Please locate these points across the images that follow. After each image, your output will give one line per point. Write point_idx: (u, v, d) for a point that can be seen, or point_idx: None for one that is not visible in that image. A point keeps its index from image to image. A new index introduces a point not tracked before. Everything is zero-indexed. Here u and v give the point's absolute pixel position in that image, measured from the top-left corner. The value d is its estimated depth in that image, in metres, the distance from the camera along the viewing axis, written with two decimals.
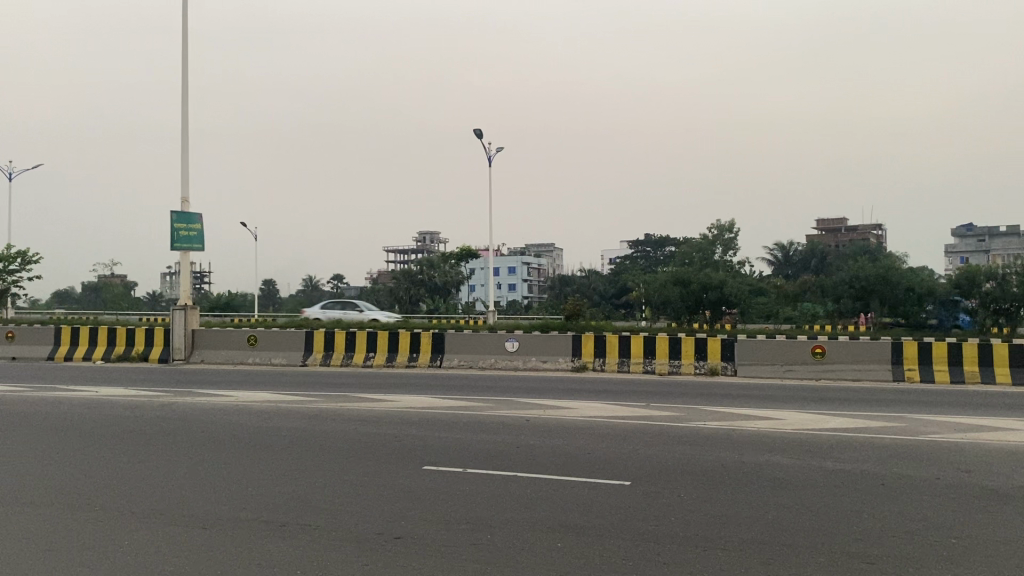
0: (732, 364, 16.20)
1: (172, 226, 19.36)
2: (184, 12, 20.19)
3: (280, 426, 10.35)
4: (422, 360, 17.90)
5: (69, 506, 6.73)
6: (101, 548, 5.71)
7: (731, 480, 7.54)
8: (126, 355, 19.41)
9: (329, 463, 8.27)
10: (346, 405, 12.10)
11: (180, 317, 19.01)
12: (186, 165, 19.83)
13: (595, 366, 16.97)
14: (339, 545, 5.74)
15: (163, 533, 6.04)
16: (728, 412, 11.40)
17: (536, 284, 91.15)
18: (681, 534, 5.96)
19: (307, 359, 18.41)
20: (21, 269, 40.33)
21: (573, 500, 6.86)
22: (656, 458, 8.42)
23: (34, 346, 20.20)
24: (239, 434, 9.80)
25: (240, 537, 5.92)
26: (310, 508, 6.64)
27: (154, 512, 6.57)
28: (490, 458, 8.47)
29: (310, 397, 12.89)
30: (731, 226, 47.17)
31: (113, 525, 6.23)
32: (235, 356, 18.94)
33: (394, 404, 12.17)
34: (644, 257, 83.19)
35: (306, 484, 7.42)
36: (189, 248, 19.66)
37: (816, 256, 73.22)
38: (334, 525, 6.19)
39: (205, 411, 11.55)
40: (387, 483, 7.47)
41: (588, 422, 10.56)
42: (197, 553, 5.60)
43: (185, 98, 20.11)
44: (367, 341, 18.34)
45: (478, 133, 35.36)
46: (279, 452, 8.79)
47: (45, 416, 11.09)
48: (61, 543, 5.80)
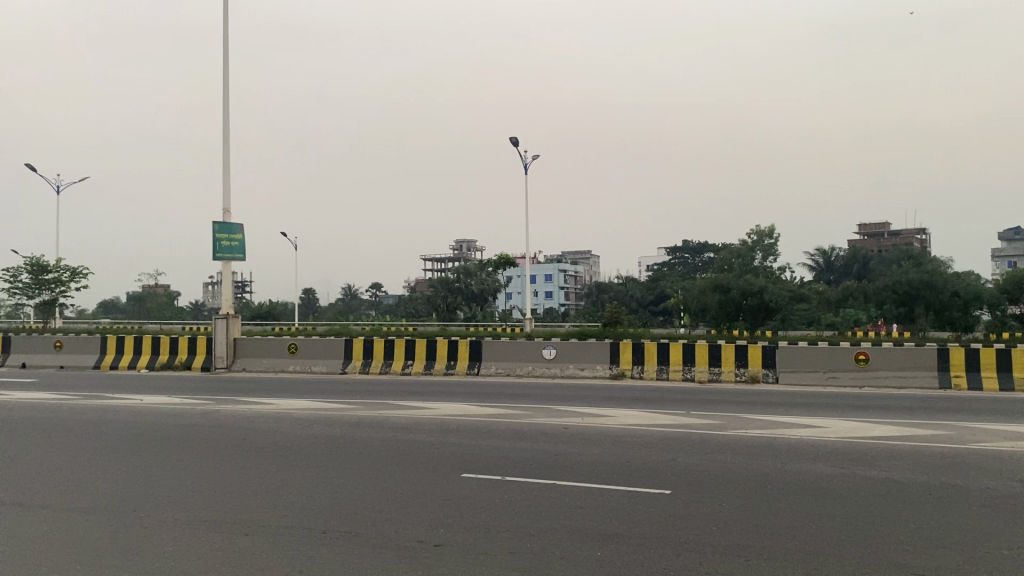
0: (774, 371, 15.98)
1: (215, 236, 19.66)
2: (227, 29, 20.57)
3: (321, 433, 10.42)
4: (459, 367, 18.00)
5: (115, 513, 6.84)
6: (145, 555, 5.77)
7: (772, 489, 7.42)
8: (170, 364, 19.73)
9: (369, 470, 8.33)
10: (386, 412, 12.18)
11: (222, 325, 19.30)
12: (227, 175, 20.14)
13: (634, 374, 16.84)
14: (378, 552, 5.77)
15: (207, 539, 6.12)
16: (770, 421, 11.24)
17: (573, 291, 90.87)
18: (723, 544, 5.88)
19: (346, 367, 18.58)
20: (69, 282, 41.22)
21: (612, 509, 6.81)
22: (697, 467, 8.34)
23: (80, 355, 20.62)
24: (280, 441, 9.93)
25: (282, 545, 5.95)
26: (351, 516, 6.67)
27: (197, 518, 6.65)
28: (529, 465, 8.47)
29: (350, 405, 12.98)
30: (771, 231, 46.40)
31: (156, 532, 6.30)
32: (275, 364, 19.17)
33: (433, 411, 12.22)
34: (681, 263, 82.49)
35: (348, 492, 7.46)
36: (231, 258, 19.95)
37: (858, 261, 71.96)
38: (374, 532, 6.22)
39: (247, 418, 11.68)
40: (426, 490, 7.51)
41: (629, 431, 10.45)
42: (238, 559, 5.65)
43: (228, 112, 20.47)
44: (405, 348, 18.45)
45: (514, 139, 35.26)
46: (318, 459, 8.84)
47: (91, 424, 11.29)
48: (108, 548, 5.91)
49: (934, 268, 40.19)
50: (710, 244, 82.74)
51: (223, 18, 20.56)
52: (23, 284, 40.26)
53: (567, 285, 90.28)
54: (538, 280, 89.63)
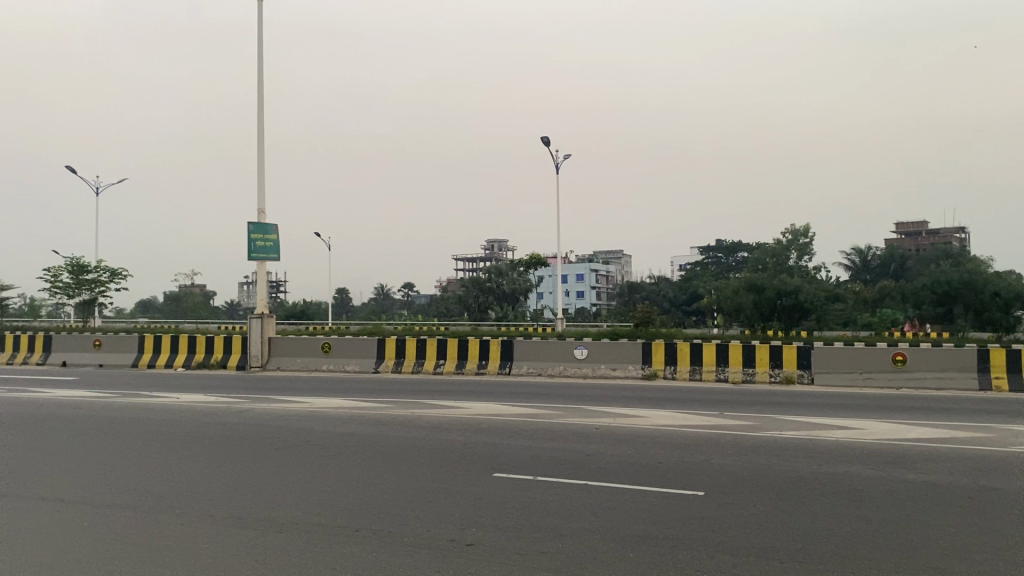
0: (809, 372, 15.80)
1: (250, 236, 19.90)
2: (261, 31, 20.79)
3: (353, 432, 10.50)
4: (491, 367, 18.03)
5: (153, 509, 6.95)
6: (182, 551, 5.84)
7: (806, 491, 7.33)
8: (206, 362, 20.01)
9: (401, 469, 8.37)
10: (418, 412, 12.23)
11: (257, 325, 19.53)
12: (262, 176, 20.36)
13: (666, 374, 16.73)
14: (412, 551, 5.80)
15: (242, 536, 6.18)
16: (805, 422, 11.11)
17: (604, 291, 90.51)
18: (757, 547, 5.82)
19: (378, 366, 18.69)
20: (108, 282, 41.96)
21: (644, 510, 6.78)
22: (729, 468, 8.27)
23: (119, 353, 20.96)
24: (313, 439, 10.01)
25: (316, 543, 6.00)
26: (384, 514, 6.70)
27: (232, 515, 6.73)
28: (561, 465, 8.46)
29: (382, 404, 13.07)
30: (806, 230, 45.80)
31: (194, 528, 6.39)
32: (309, 364, 19.34)
33: (465, 411, 12.25)
34: (714, 263, 81.82)
35: (381, 490, 7.51)
36: (266, 258, 20.17)
37: (896, 260, 70.87)
38: (407, 531, 6.25)
39: (281, 417, 11.81)
40: (457, 489, 7.53)
41: (662, 432, 10.39)
42: (274, 556, 5.71)
43: (262, 113, 20.69)
44: (437, 348, 18.52)
45: (545, 138, 35.31)
46: (352, 458, 8.91)
47: (130, 422, 11.48)
48: (146, 545, 5.99)
49: (974, 267, 39.50)
50: (744, 244, 81.98)
51: (258, 21, 20.79)
52: (64, 284, 41.07)
53: (599, 285, 89.95)
54: (570, 280, 89.43)
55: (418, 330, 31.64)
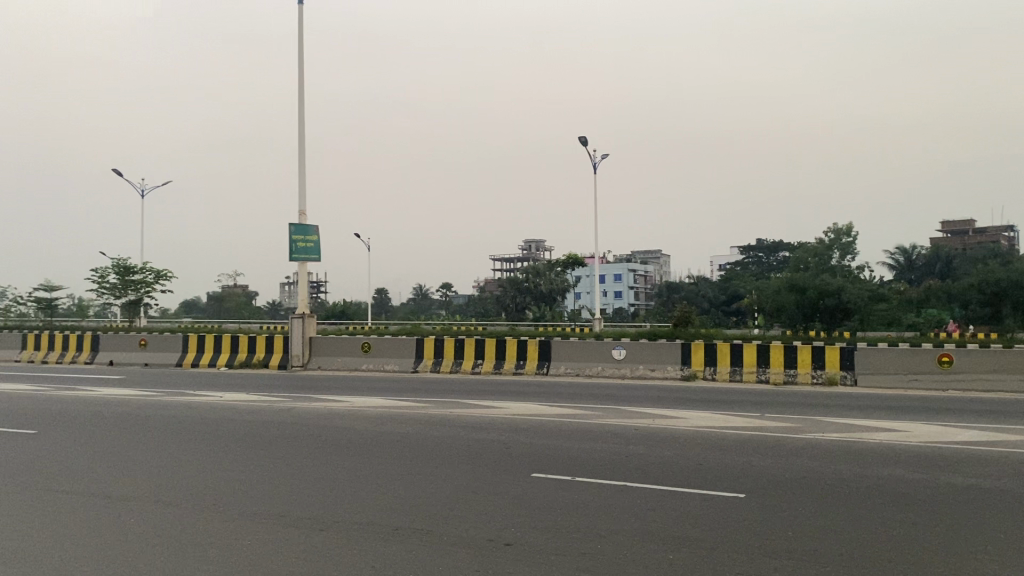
0: (852, 373, 15.57)
1: (291, 238, 20.14)
2: (302, 35, 21.05)
3: (393, 431, 10.59)
4: (529, 367, 18.04)
5: (197, 506, 7.07)
6: (226, 548, 5.94)
7: (849, 495, 7.22)
8: (248, 362, 20.31)
9: (440, 468, 8.41)
10: (457, 411, 12.29)
11: (298, 325, 19.77)
12: (302, 178, 20.61)
13: (706, 375, 16.59)
14: (451, 550, 5.83)
15: (284, 533, 6.27)
16: (848, 424, 10.95)
17: (643, 291, 89.99)
18: (799, 550, 5.76)
19: (417, 366, 18.81)
20: (153, 283, 42.77)
21: (684, 512, 6.74)
22: (771, 470, 8.18)
23: (164, 352, 21.35)
24: (354, 438, 10.11)
25: (356, 541, 6.06)
26: (423, 513, 6.74)
27: (274, 513, 6.82)
28: (600, 466, 8.45)
29: (421, 404, 13.15)
30: (848, 229, 45.08)
31: (237, 525, 6.49)
32: (348, 363, 19.53)
33: (503, 411, 12.28)
34: (755, 262, 80.94)
35: (420, 489, 7.56)
36: (307, 259, 20.41)
37: (942, 259, 69.51)
38: (446, 530, 6.28)
39: (322, 416, 11.94)
40: (496, 489, 7.55)
41: (701, 433, 10.31)
42: (316, 554, 5.77)
43: (302, 116, 20.94)
44: (475, 348, 18.58)
45: (583, 139, 35.26)
46: (391, 457, 8.98)
47: (175, 420, 11.70)
48: (191, 541, 6.09)
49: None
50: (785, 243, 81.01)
51: (297, 27, 21.03)
52: (111, 285, 41.96)
53: (638, 285, 89.50)
54: (608, 280, 89.12)
55: (455, 330, 31.75)
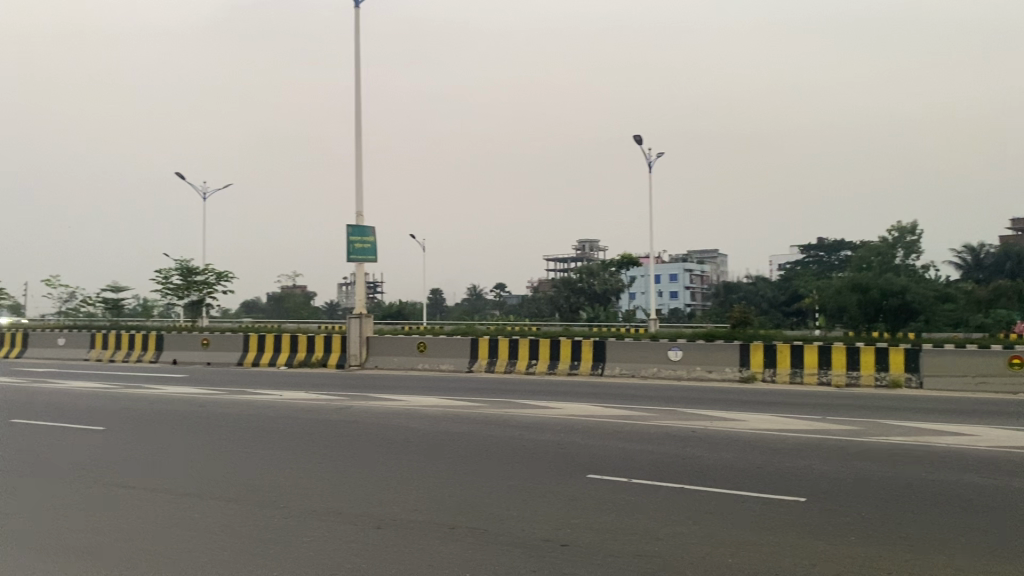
0: (917, 376, 15.16)
1: (348, 239, 20.41)
2: (358, 39, 21.35)
3: (448, 431, 10.64)
4: (584, 367, 17.97)
5: (258, 502, 7.20)
6: (286, 544, 6.02)
7: (915, 500, 7.02)
8: (307, 361, 20.64)
9: (496, 468, 8.42)
10: (512, 411, 12.30)
11: (355, 324, 20.02)
12: (359, 180, 20.87)
13: (765, 377, 16.32)
14: (507, 550, 5.82)
15: (342, 530, 6.33)
16: (913, 427, 10.66)
17: (700, 291, 88.76)
18: (862, 556, 5.61)
19: (472, 366, 18.88)
20: (215, 283, 43.74)
21: (743, 515, 6.63)
22: (832, 474, 8.00)
23: (225, 351, 21.81)
24: (409, 437, 10.19)
25: (413, 539, 6.09)
26: (479, 513, 6.75)
27: (332, 510, 6.90)
28: (657, 467, 8.36)
29: (476, 403, 13.20)
30: (913, 228, 43.88)
31: (296, 521, 6.58)
32: (404, 363, 19.71)
33: (558, 411, 12.25)
34: (815, 262, 79.37)
35: (475, 489, 7.57)
36: (363, 260, 20.64)
37: (1012, 258, 67.20)
38: (502, 530, 6.28)
39: (379, 415, 12.06)
40: (552, 489, 7.52)
41: (760, 435, 10.14)
42: (373, 551, 5.82)
43: (359, 118, 21.22)
44: (530, 348, 18.57)
45: (638, 137, 34.96)
46: (446, 456, 9.02)
47: (237, 417, 11.95)
48: (251, 537, 6.20)
49: None
50: (846, 242, 79.33)
51: (354, 31, 21.32)
52: (175, 286, 43.04)
53: (694, 285, 88.50)
54: (663, 280, 88.34)
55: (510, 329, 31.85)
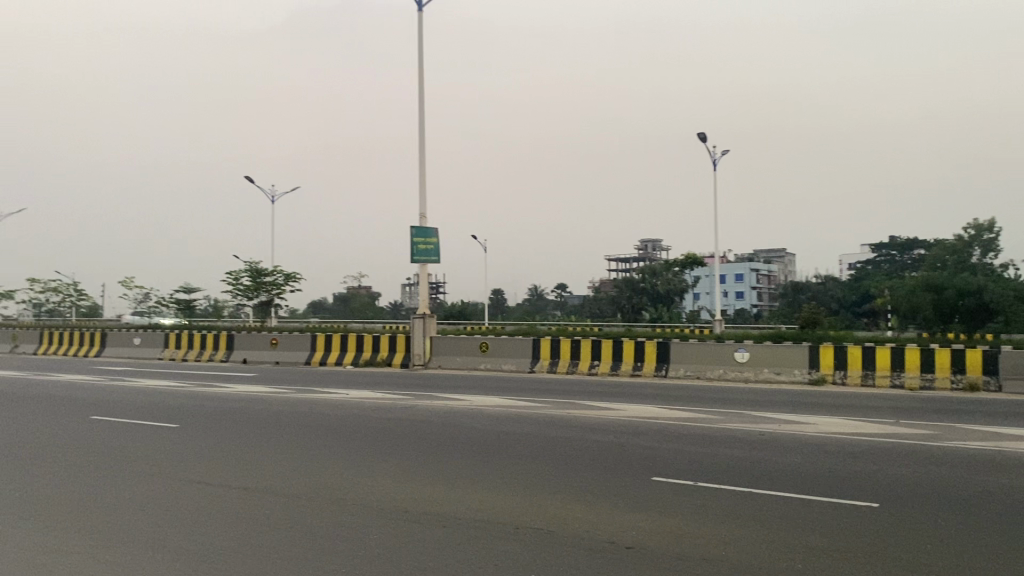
0: (996, 379, 14.62)
1: (412, 240, 20.66)
2: (421, 44, 21.59)
3: (511, 431, 10.68)
4: (647, 369, 17.82)
5: (326, 499, 7.34)
6: (353, 541, 6.12)
7: (993, 507, 6.77)
8: (372, 360, 20.94)
9: (560, 468, 8.42)
10: (576, 412, 12.27)
11: (419, 325, 20.24)
12: (422, 182, 21.09)
13: (835, 379, 15.94)
14: (572, 551, 5.81)
15: (410, 528, 6.43)
16: (991, 432, 10.28)
17: (767, 292, 86.34)
18: (938, 564, 5.44)
19: (534, 366, 18.91)
20: (283, 284, 44.69)
21: (811, 520, 6.49)
22: (905, 479, 7.78)
23: (293, 351, 22.28)
24: (473, 437, 10.26)
25: (478, 538, 6.14)
26: (543, 514, 6.76)
27: (399, 509, 6.99)
28: (722, 471, 8.24)
29: (539, 404, 13.20)
30: (991, 225, 42.29)
31: (369, 519, 6.68)
32: (467, 363, 19.84)
33: (622, 412, 12.17)
34: (887, 261, 77.18)
35: (539, 489, 7.58)
36: (426, 261, 20.85)
37: None
38: (566, 531, 6.27)
39: (443, 414, 12.17)
40: (615, 491, 7.48)
41: (830, 439, 9.91)
42: (439, 550, 5.87)
43: (422, 121, 21.45)
44: (593, 349, 18.50)
45: (703, 135, 34.54)
46: (508, 456, 9.06)
47: (305, 416, 12.20)
48: (320, 533, 6.32)
49: None
50: (919, 240, 76.94)
51: (418, 34, 21.57)
52: (245, 287, 44.13)
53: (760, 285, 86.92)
54: (728, 280, 87.05)
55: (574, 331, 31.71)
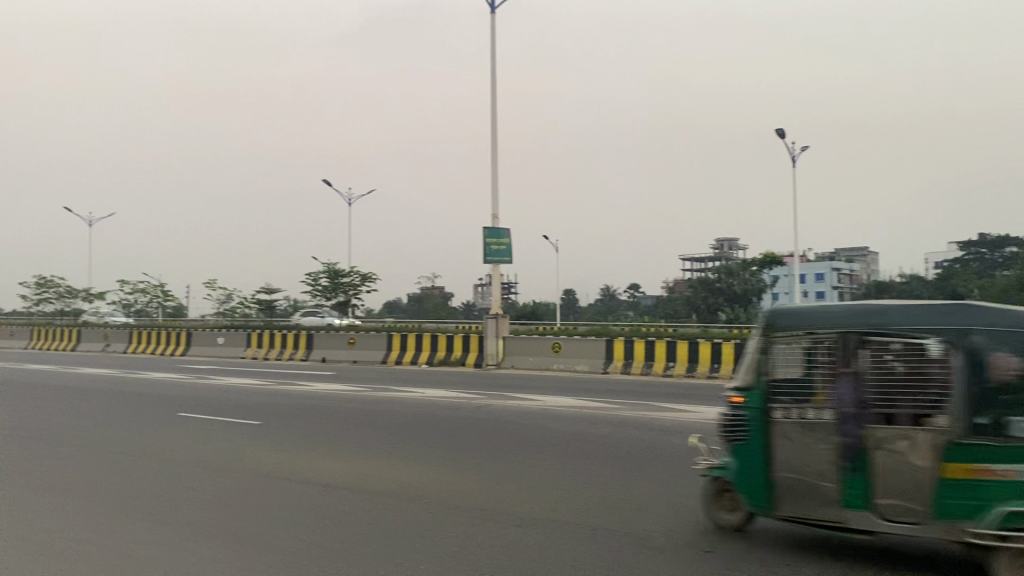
0: None
1: (485, 241, 20.78)
2: (494, 47, 21.70)
3: (585, 432, 10.62)
4: (724, 370, 17.36)
5: (403, 496, 7.42)
6: (430, 539, 6.17)
7: None
8: (446, 360, 21.13)
9: (636, 470, 8.33)
10: (652, 414, 12.13)
11: (492, 325, 20.34)
12: (495, 183, 21.19)
13: None
14: (650, 554, 5.72)
15: (486, 528, 6.44)
16: None
17: None
18: None
19: (608, 367, 18.80)
20: (360, 285, 45.51)
21: None
22: None
23: (369, 350, 22.65)
24: (548, 437, 10.24)
25: (555, 539, 6.12)
26: (620, 516, 6.69)
27: (475, 508, 7.02)
28: None
29: (613, 405, 13.10)
30: None
31: (446, 518, 6.73)
32: (540, 363, 19.84)
33: (700, 415, 11.98)
34: (977, 259, 74.14)
35: (614, 491, 7.51)
36: (499, 261, 20.91)
37: None
38: (643, 534, 6.19)
39: (518, 415, 12.19)
40: (693, 494, 7.35)
41: None
42: (516, 550, 5.86)
43: (495, 124, 21.54)
44: (668, 350, 18.26)
45: (782, 133, 33.75)
46: (584, 457, 9.00)
47: (382, 414, 12.38)
48: (397, 531, 6.38)
49: None
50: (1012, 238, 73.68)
51: (491, 37, 21.69)
52: (324, 288, 45.11)
53: None
54: None
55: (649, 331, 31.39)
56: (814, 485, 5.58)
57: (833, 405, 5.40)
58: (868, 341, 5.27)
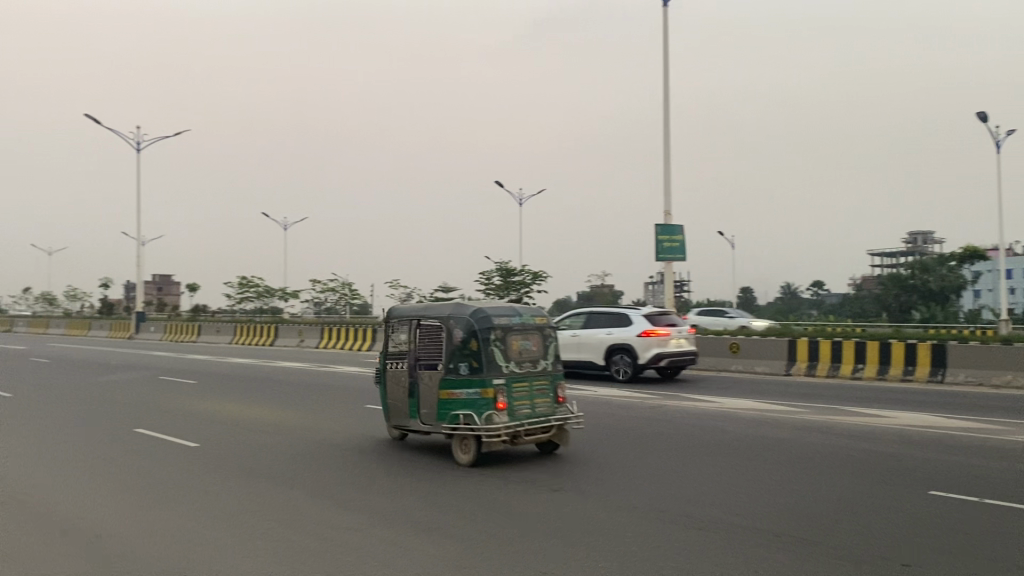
0: None
1: (657, 239, 20.52)
2: (666, 44, 21.43)
3: (767, 435, 10.27)
4: (919, 374, 16.31)
5: (581, 495, 7.47)
6: (610, 538, 6.17)
7: None
8: None
9: (822, 477, 7.96)
10: (838, 418, 11.56)
11: None
12: (668, 180, 20.90)
13: None
14: (840, 564, 5.47)
15: (666, 529, 6.36)
16: None
17: None
18: None
19: (790, 369, 18.10)
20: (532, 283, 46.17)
21: None
22: None
23: None
24: (728, 440, 9.99)
25: (738, 544, 5.96)
26: (807, 523, 6.42)
27: (655, 509, 6.95)
28: (1015, 488, 7.38)
29: (795, 408, 12.59)
30: None
31: (623, 517, 6.71)
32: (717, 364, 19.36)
33: (891, 420, 11.30)
34: None
35: (800, 498, 7.22)
36: (672, 259, 20.61)
37: None
38: (833, 543, 5.91)
39: (695, 415, 11.97)
40: (887, 504, 6.94)
41: None
42: (697, 553, 5.77)
43: (667, 120, 21.25)
44: (855, 352, 17.33)
45: (982, 115, 31.02)
46: (767, 461, 8.71)
47: None
48: (577, 528, 6.42)
49: None
50: None
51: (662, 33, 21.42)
52: (498, 286, 46.10)
53: None
54: (1014, 275, 77.70)
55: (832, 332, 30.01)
56: (400, 406, 9.51)
57: (404, 360, 9.25)
58: (414, 322, 9.09)
